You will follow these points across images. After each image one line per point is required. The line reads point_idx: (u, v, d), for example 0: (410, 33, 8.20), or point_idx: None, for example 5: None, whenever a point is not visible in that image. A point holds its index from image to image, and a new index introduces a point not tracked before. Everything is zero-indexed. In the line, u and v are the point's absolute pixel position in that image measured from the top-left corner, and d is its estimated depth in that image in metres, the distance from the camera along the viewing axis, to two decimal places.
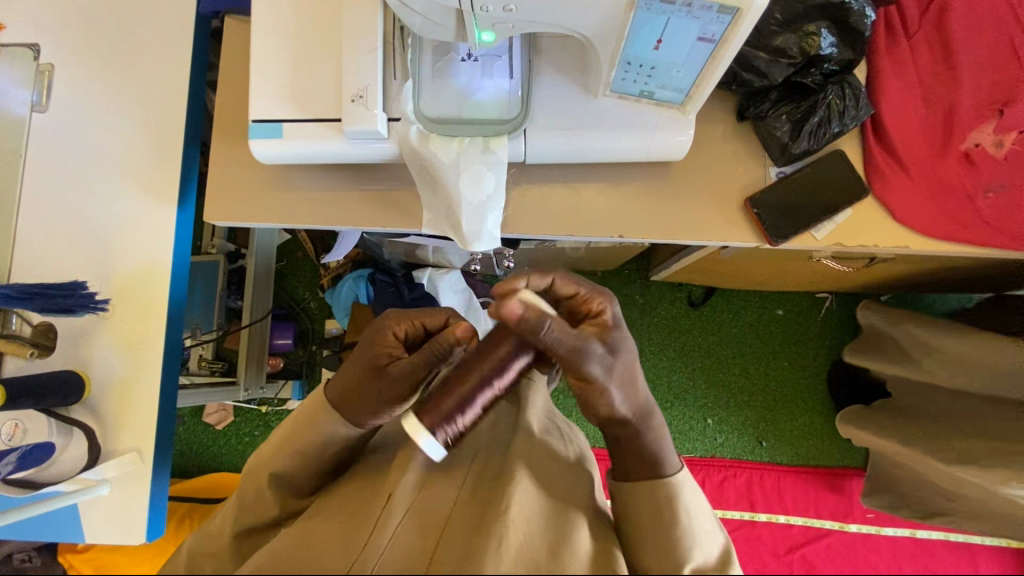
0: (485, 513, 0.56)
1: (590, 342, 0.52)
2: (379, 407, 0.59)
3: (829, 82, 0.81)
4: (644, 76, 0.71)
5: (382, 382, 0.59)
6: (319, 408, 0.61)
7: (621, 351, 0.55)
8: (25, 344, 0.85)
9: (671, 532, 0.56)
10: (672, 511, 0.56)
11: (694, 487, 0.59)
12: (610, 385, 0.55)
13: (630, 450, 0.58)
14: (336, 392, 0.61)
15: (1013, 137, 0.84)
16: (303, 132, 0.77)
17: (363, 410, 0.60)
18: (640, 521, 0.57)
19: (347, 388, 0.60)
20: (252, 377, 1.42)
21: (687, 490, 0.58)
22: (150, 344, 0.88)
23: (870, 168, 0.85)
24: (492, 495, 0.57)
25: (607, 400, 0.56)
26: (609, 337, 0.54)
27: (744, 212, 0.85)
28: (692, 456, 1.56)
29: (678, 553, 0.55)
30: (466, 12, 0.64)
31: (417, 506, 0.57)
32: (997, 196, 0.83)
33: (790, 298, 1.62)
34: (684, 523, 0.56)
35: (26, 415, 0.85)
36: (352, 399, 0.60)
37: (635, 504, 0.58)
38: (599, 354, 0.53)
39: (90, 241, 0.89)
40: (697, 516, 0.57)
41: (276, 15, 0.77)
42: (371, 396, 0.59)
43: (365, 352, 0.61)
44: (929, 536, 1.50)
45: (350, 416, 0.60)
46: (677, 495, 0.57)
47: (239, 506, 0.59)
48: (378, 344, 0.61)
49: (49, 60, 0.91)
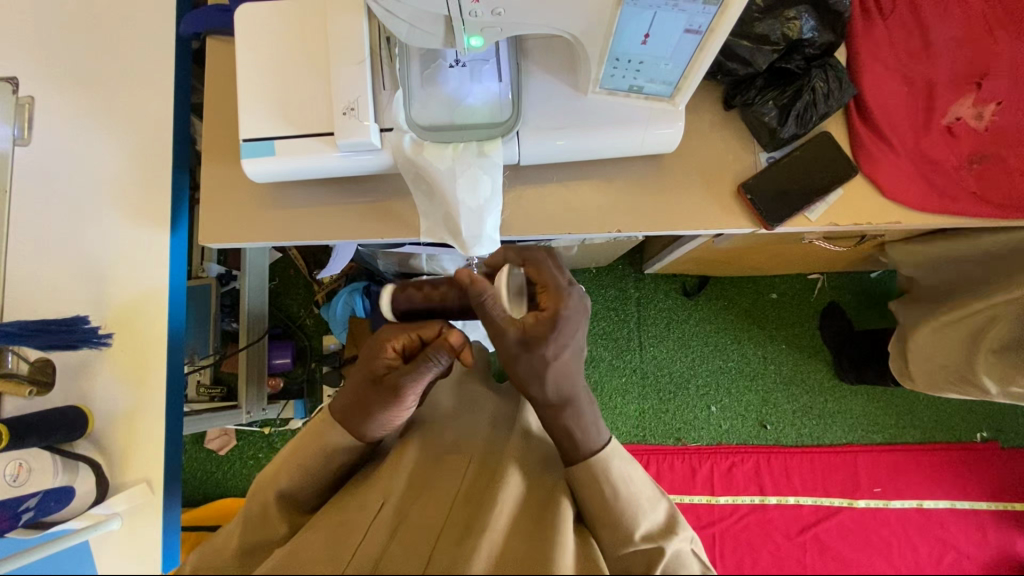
0: (477, 514, 0.58)
1: (506, 327, 0.59)
2: (382, 418, 0.63)
3: (813, 66, 0.82)
4: (633, 72, 0.72)
5: (381, 398, 0.62)
6: (324, 425, 0.64)
7: (540, 351, 0.60)
8: (24, 383, 0.83)
9: (613, 509, 0.60)
10: (611, 486, 0.61)
11: (625, 459, 0.63)
12: (520, 366, 0.60)
13: (556, 436, 0.63)
14: (339, 407, 0.64)
15: (991, 109, 0.86)
16: (297, 148, 0.76)
17: (365, 423, 0.63)
18: (589, 504, 0.61)
19: (348, 404, 0.64)
20: (254, 399, 1.41)
21: (616, 462, 0.62)
22: (152, 371, 0.87)
23: (857, 149, 0.86)
24: (484, 496, 0.61)
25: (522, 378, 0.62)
26: (533, 328, 0.59)
27: (738, 199, 0.86)
28: (699, 444, 1.58)
29: (624, 523, 0.60)
30: (455, 18, 0.64)
31: (411, 514, 0.59)
32: (981, 166, 0.85)
33: (782, 281, 1.63)
34: (623, 494, 0.61)
35: (31, 455, 0.81)
36: (353, 412, 0.63)
37: (585, 484, 0.62)
38: (511, 339, 0.59)
39: (82, 272, 0.88)
40: (632, 484, 0.62)
41: (261, 34, 0.77)
42: (374, 411, 0.63)
43: (365, 364, 0.64)
44: (935, 505, 1.51)
45: (355, 430, 0.64)
46: (608, 469, 0.61)
47: (245, 521, 0.60)
48: (377, 357, 0.64)
49: (30, 93, 0.90)
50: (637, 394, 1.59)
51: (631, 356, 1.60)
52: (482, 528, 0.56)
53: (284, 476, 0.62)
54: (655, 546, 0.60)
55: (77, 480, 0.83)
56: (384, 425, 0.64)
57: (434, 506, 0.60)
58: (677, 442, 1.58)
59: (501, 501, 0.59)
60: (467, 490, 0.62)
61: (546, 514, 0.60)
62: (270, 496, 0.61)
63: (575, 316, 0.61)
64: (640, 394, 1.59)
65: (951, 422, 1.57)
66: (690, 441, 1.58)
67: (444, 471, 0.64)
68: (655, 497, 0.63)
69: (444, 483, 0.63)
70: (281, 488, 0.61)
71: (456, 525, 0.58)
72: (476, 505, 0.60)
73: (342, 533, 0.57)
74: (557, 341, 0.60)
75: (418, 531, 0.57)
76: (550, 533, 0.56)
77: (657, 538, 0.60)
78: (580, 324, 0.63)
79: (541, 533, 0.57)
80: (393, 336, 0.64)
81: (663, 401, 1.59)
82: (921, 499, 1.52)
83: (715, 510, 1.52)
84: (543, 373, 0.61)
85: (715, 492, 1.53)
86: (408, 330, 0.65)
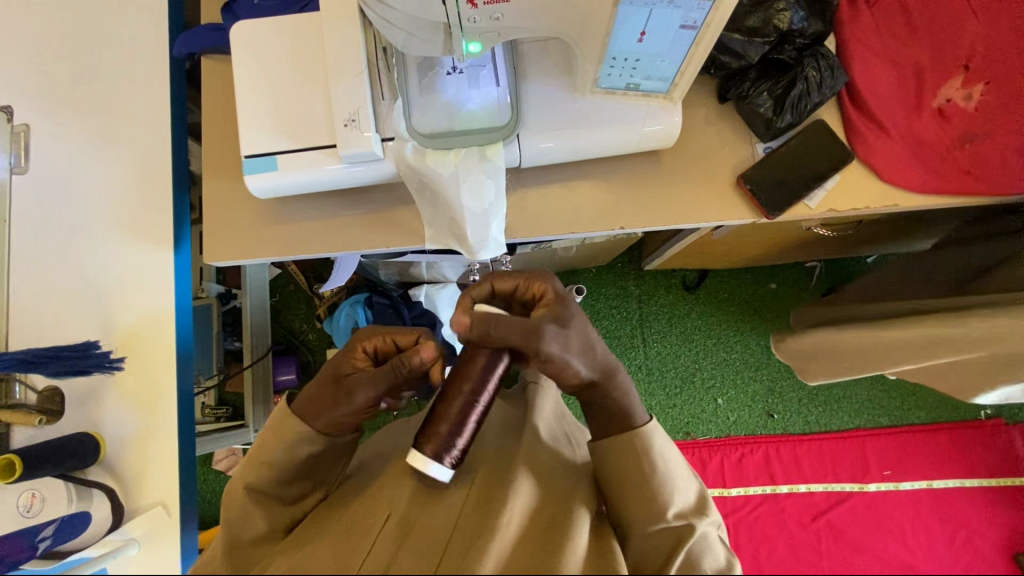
0: (485, 517, 0.58)
1: (541, 323, 0.57)
2: (335, 415, 0.63)
3: (805, 55, 0.83)
4: (630, 70, 0.72)
5: (341, 393, 0.62)
6: (284, 417, 0.64)
7: (573, 323, 0.61)
8: (33, 412, 0.84)
9: (653, 485, 0.61)
10: (650, 463, 0.62)
11: (667, 438, 0.64)
12: (569, 355, 0.59)
13: (599, 415, 0.65)
14: (299, 402, 0.65)
15: (980, 89, 0.88)
16: (299, 161, 0.76)
17: (321, 417, 0.63)
18: (627, 485, 0.62)
19: (310, 398, 0.64)
20: (261, 417, 1.42)
21: (659, 439, 0.63)
22: (162, 394, 0.87)
23: (852, 134, 0.87)
24: (492, 499, 0.60)
25: (573, 369, 0.60)
26: (557, 311, 0.61)
27: (738, 190, 0.87)
28: (708, 437, 1.58)
29: (659, 500, 0.61)
30: (454, 26, 0.64)
31: (421, 521, 0.59)
32: (976, 145, 0.86)
33: (780, 271, 1.65)
34: (663, 471, 0.62)
35: (44, 484, 0.84)
36: (312, 404, 0.64)
37: (625, 461, 0.62)
38: (552, 330, 0.58)
39: (86, 296, 0.87)
40: (671, 462, 0.63)
41: (257, 51, 0.77)
42: (329, 407, 0.63)
43: (333, 363, 0.66)
44: (945, 484, 1.52)
45: (310, 423, 0.63)
46: (650, 444, 0.62)
47: (226, 525, 0.61)
48: (346, 356, 0.66)
49: (24, 120, 0.90)
50: (643, 390, 1.60)
51: (635, 353, 1.61)
52: (489, 534, 0.56)
53: (254, 472, 0.63)
54: (686, 523, 0.61)
55: (92, 507, 0.83)
56: (339, 422, 0.64)
57: (445, 510, 0.60)
58: (685, 436, 1.58)
59: (507, 507, 0.58)
60: (475, 495, 0.61)
61: (558, 523, 0.60)
62: (243, 495, 0.62)
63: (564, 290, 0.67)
64: (647, 390, 1.60)
65: (956, 402, 1.58)
66: (699, 435, 1.59)
67: (453, 477, 0.63)
68: (688, 477, 0.64)
69: (449, 489, 0.62)
70: (251, 483, 0.62)
71: (465, 531, 0.58)
72: (483, 508, 0.60)
73: (347, 545, 0.58)
74: (573, 310, 0.63)
75: (427, 541, 0.57)
76: (558, 541, 0.57)
77: (689, 515, 0.62)
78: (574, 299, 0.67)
79: (548, 534, 0.59)
80: (365, 337, 0.67)
81: (669, 397, 1.60)
82: (931, 479, 1.52)
83: (728, 502, 1.52)
84: (587, 342, 0.62)
85: (727, 484, 1.54)
86: (381, 333, 0.67)
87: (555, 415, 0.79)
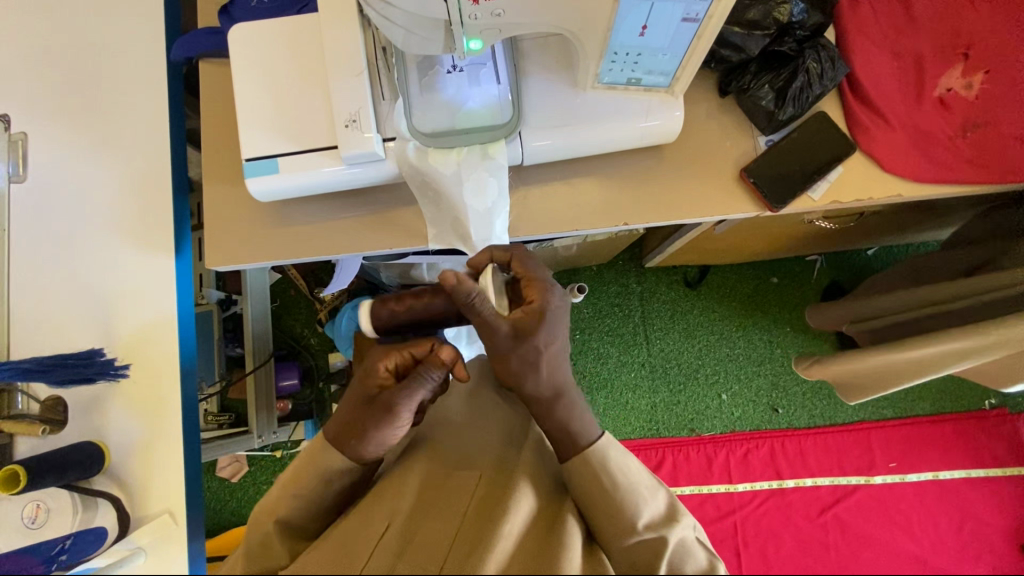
0: (485, 528, 0.58)
1: (498, 322, 0.62)
2: (374, 439, 0.62)
3: (806, 47, 0.82)
4: (631, 64, 0.72)
5: (375, 415, 0.61)
6: (320, 449, 0.63)
7: (531, 340, 0.64)
8: (36, 423, 0.82)
9: (614, 499, 0.60)
10: (610, 476, 0.62)
11: (623, 449, 0.64)
12: (511, 359, 0.64)
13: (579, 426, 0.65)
14: (332, 431, 0.64)
15: (980, 78, 0.88)
16: (300, 164, 0.76)
17: (359, 444, 0.62)
18: (593, 500, 0.61)
19: (343, 426, 0.63)
20: (265, 424, 1.39)
21: (613, 453, 0.63)
22: (166, 401, 0.86)
23: (853, 125, 0.87)
24: (494, 508, 0.60)
25: (511, 374, 0.65)
26: (524, 321, 0.64)
27: (741, 183, 0.86)
28: (713, 433, 1.58)
29: (627, 513, 0.60)
30: (455, 23, 0.64)
31: (420, 534, 0.59)
32: (977, 134, 0.86)
33: (781, 265, 1.65)
34: (623, 484, 0.61)
35: (49, 494, 0.82)
36: (347, 431, 0.62)
37: (586, 477, 0.62)
38: (503, 334, 0.63)
39: (88, 303, 0.87)
40: (631, 473, 0.62)
41: (256, 53, 0.77)
42: (368, 428, 0.62)
43: (359, 385, 0.65)
44: (950, 475, 1.52)
45: (349, 451, 0.63)
46: (605, 460, 0.62)
47: (247, 550, 0.59)
48: (369, 377, 0.64)
49: (21, 129, 0.89)
50: (647, 387, 1.59)
51: (639, 351, 1.61)
52: (489, 544, 0.56)
53: (285, 505, 0.61)
54: (659, 534, 0.59)
55: (100, 515, 0.82)
56: (379, 444, 0.63)
57: (446, 522, 0.60)
58: (690, 433, 1.58)
59: (509, 516, 0.58)
60: (476, 506, 0.62)
61: (553, 530, 0.60)
62: (270, 526, 0.60)
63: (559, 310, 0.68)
64: (651, 387, 1.60)
65: (959, 392, 1.58)
66: (704, 432, 1.58)
67: (454, 487, 0.64)
68: (654, 486, 0.63)
69: (452, 500, 0.63)
70: (280, 516, 0.61)
71: (465, 541, 0.58)
72: (484, 519, 0.60)
73: (346, 552, 0.57)
74: (546, 330, 0.65)
75: (428, 553, 0.57)
76: (555, 548, 0.57)
77: (659, 526, 0.60)
78: (562, 316, 0.68)
79: (547, 540, 0.59)
80: (384, 355, 0.65)
81: (673, 394, 1.60)
82: (937, 471, 1.52)
83: (735, 498, 1.51)
84: (536, 362, 0.64)
85: (733, 480, 1.53)
86: (399, 348, 0.65)
87: None
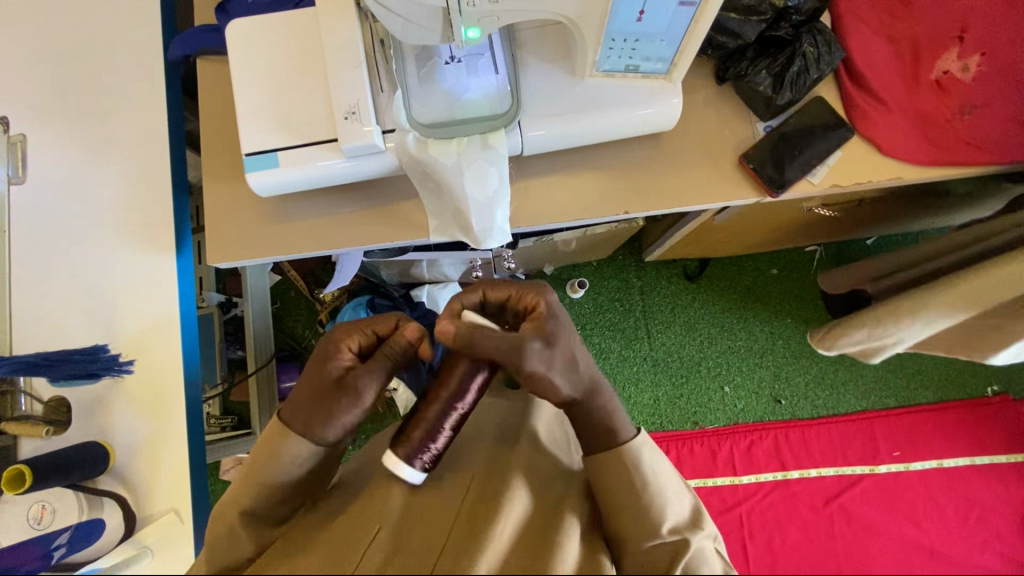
0: (475, 527, 0.58)
1: (525, 340, 0.56)
2: (340, 422, 0.60)
3: (802, 32, 0.83)
4: (629, 51, 0.73)
5: (342, 397, 0.59)
6: (281, 433, 0.61)
7: (560, 339, 0.59)
8: (39, 423, 0.82)
9: (643, 499, 0.61)
10: (642, 477, 0.62)
11: (656, 451, 0.65)
12: (552, 373, 0.58)
13: (589, 427, 0.63)
14: (292, 415, 0.61)
15: (976, 60, 0.88)
16: (300, 158, 0.76)
17: (323, 427, 0.60)
18: (617, 499, 0.62)
19: (305, 409, 0.60)
20: (267, 424, 1.38)
21: (647, 453, 0.63)
22: (169, 400, 0.86)
23: (851, 110, 0.87)
24: (489, 504, 0.60)
25: (552, 386, 0.59)
26: (543, 329, 0.58)
27: (740, 169, 0.87)
28: (717, 426, 1.58)
29: (654, 515, 0.61)
30: (453, 11, 0.64)
31: (411, 534, 0.59)
32: (975, 116, 0.86)
33: (781, 256, 1.65)
34: (652, 484, 0.62)
35: (55, 495, 0.81)
36: (310, 414, 0.60)
37: (609, 475, 0.62)
38: (537, 348, 0.56)
39: (89, 303, 0.86)
40: (661, 475, 0.63)
41: (254, 48, 0.77)
42: (333, 411, 0.59)
43: (317, 367, 0.62)
44: (955, 463, 1.52)
45: (311, 434, 0.60)
46: (637, 459, 0.62)
47: (211, 548, 0.59)
48: (329, 358, 0.61)
49: (20, 131, 0.89)
50: (650, 381, 1.59)
51: (640, 345, 1.61)
52: (478, 547, 0.55)
53: (247, 495, 0.61)
54: (682, 538, 0.61)
55: (105, 514, 0.81)
56: (344, 427, 0.61)
57: (439, 519, 0.60)
58: (694, 425, 1.58)
59: (502, 518, 0.58)
60: (470, 503, 0.61)
61: (551, 528, 0.60)
62: (232, 517, 0.60)
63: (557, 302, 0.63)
64: (654, 381, 1.59)
65: (962, 379, 1.58)
66: (708, 424, 1.58)
67: (447, 487, 0.63)
68: (681, 490, 0.64)
69: (443, 501, 0.62)
70: (245, 508, 0.61)
71: (456, 539, 0.58)
72: (479, 517, 0.59)
73: (332, 551, 0.58)
74: (565, 325, 0.60)
75: (420, 551, 0.57)
76: (548, 545, 0.58)
77: (683, 529, 0.62)
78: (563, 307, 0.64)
79: (541, 531, 0.60)
80: (345, 335, 0.63)
81: (676, 387, 1.60)
82: (941, 459, 1.52)
83: (739, 489, 1.51)
84: (572, 358, 0.60)
85: (738, 472, 1.53)
86: (361, 327, 0.64)
87: (554, 416, 0.75)
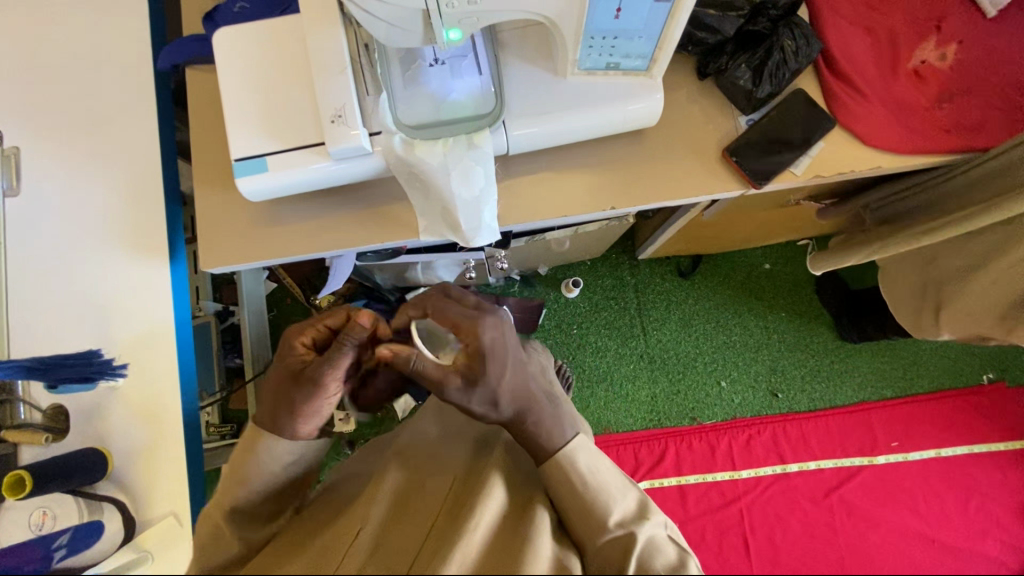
0: (452, 528, 0.58)
1: (444, 379, 0.58)
2: (308, 414, 0.61)
3: (779, 26, 0.84)
4: (609, 48, 0.74)
5: (303, 389, 0.60)
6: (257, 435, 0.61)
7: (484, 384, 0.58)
8: (38, 431, 0.83)
9: (585, 498, 0.61)
10: (581, 478, 0.62)
11: (592, 450, 0.65)
12: (474, 407, 0.60)
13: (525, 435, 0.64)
14: (264, 415, 0.62)
15: (953, 48, 0.90)
16: (289, 162, 0.77)
17: (293, 421, 0.61)
18: (567, 501, 0.62)
19: (273, 406, 0.61)
20: None
21: (582, 455, 0.64)
22: (164, 406, 0.86)
23: (832, 101, 0.88)
24: (462, 509, 0.61)
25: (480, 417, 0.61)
26: (471, 373, 0.58)
27: (724, 162, 0.88)
28: (715, 421, 1.58)
29: (597, 513, 0.60)
30: (433, 12, 0.65)
31: (390, 537, 0.59)
32: (953, 105, 0.88)
33: (775, 251, 1.66)
34: (593, 483, 0.62)
35: (55, 501, 0.83)
36: (278, 408, 0.61)
37: (556, 480, 0.63)
38: (455, 388, 0.58)
39: (85, 312, 0.87)
40: (600, 474, 0.63)
41: (241, 55, 0.78)
42: (297, 403, 0.60)
43: (278, 366, 0.63)
44: (954, 452, 1.52)
45: (284, 431, 0.61)
46: (573, 462, 0.63)
47: (200, 546, 0.60)
48: (289, 355, 0.63)
49: (14, 143, 0.90)
50: (647, 378, 1.60)
51: (636, 343, 1.62)
52: (452, 542, 0.56)
53: (233, 492, 0.61)
54: (629, 531, 0.59)
55: (105, 518, 0.82)
56: (313, 418, 0.62)
57: (416, 523, 0.61)
58: (692, 421, 1.58)
59: (476, 514, 0.58)
60: (447, 508, 0.62)
61: (523, 523, 0.60)
62: (217, 515, 0.61)
63: (498, 336, 0.60)
64: (651, 378, 1.60)
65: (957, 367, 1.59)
66: (706, 420, 1.59)
67: (426, 490, 0.64)
68: (625, 486, 0.64)
69: (422, 504, 0.63)
70: (229, 505, 0.61)
71: (433, 543, 0.58)
72: (455, 518, 0.60)
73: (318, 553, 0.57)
74: (493, 369, 0.58)
75: (397, 553, 0.57)
76: (523, 540, 0.58)
77: (631, 522, 0.60)
78: (506, 338, 0.60)
79: (515, 534, 0.59)
80: (299, 331, 0.64)
81: (673, 384, 1.60)
82: (940, 448, 1.52)
83: (739, 484, 1.51)
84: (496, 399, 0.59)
85: (738, 467, 1.53)
86: (312, 323, 0.64)
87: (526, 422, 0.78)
